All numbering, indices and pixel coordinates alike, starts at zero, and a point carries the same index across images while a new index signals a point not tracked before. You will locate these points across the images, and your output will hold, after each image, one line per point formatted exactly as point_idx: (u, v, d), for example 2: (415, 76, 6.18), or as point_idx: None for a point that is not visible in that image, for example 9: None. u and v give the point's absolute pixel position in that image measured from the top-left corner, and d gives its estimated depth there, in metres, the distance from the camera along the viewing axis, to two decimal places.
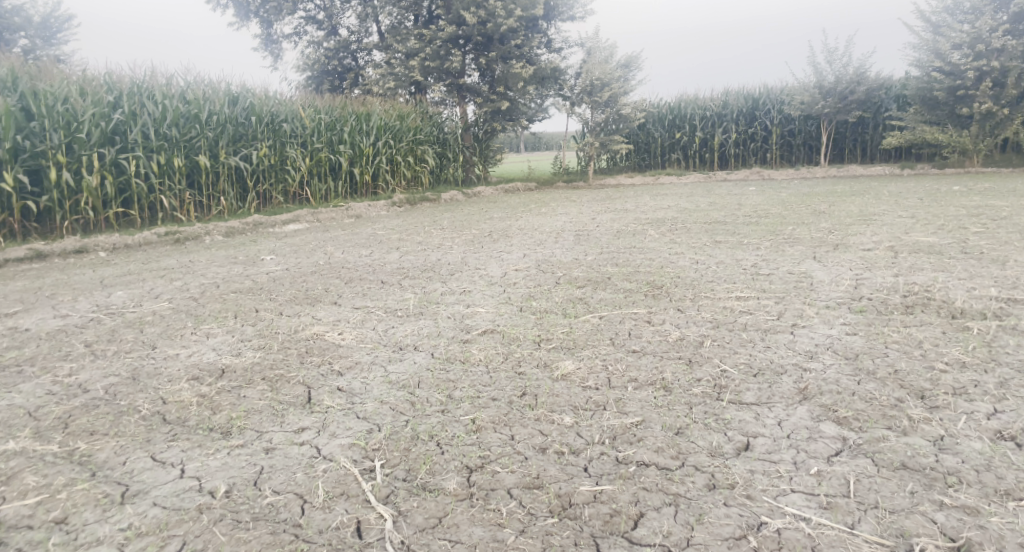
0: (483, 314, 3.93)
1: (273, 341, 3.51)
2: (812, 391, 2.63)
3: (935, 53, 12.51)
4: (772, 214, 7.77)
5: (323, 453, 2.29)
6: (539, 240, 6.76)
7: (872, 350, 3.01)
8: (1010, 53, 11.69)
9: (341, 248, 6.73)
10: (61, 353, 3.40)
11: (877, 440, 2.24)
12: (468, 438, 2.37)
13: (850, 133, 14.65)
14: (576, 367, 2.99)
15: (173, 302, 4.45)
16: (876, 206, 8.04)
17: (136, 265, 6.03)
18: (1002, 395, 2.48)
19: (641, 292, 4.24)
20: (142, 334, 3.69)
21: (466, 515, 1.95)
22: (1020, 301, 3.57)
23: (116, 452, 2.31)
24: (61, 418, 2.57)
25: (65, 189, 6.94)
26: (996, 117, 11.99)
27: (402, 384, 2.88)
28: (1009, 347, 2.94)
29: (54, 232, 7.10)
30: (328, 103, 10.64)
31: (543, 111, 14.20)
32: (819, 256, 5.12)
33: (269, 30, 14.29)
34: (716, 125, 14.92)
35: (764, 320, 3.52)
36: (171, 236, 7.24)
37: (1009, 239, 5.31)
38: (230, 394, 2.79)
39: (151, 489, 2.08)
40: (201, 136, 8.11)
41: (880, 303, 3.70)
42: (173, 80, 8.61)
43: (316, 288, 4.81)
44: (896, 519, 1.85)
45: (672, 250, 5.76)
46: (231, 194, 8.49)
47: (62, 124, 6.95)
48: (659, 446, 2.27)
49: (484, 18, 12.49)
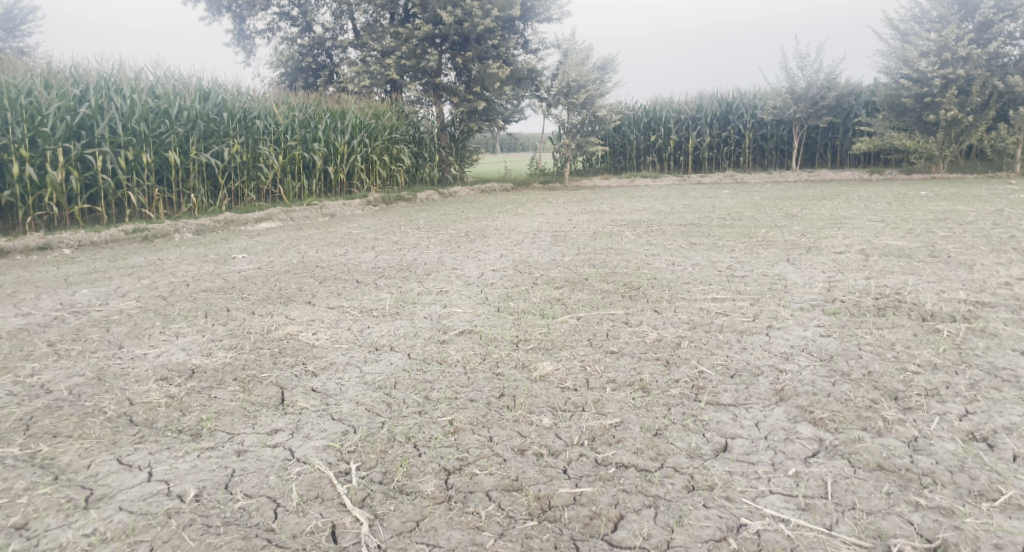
0: (461, 314, 3.90)
1: (245, 340, 3.43)
2: (788, 392, 2.64)
3: (903, 61, 12.79)
4: (745, 217, 7.89)
5: (296, 456, 2.24)
6: (516, 240, 6.76)
7: (847, 352, 3.05)
8: (975, 61, 11.98)
9: (315, 246, 6.62)
10: (23, 353, 3.27)
11: (853, 441, 2.26)
12: (446, 440, 2.33)
13: (821, 139, 14.94)
14: (554, 368, 2.97)
15: (141, 301, 4.33)
16: (846, 209, 8.19)
17: (102, 262, 5.85)
18: (973, 397, 2.53)
19: (618, 293, 4.25)
20: (109, 334, 3.58)
21: (444, 518, 1.91)
22: (988, 304, 3.66)
23: (80, 455, 2.22)
24: (22, 420, 2.47)
25: (28, 184, 6.71)
26: (962, 124, 12.33)
27: (378, 385, 2.83)
28: (978, 349, 3.00)
29: (16, 228, 6.86)
30: (302, 99, 10.51)
31: (520, 112, 14.22)
32: (792, 258, 5.19)
33: (241, 25, 14.07)
34: (690, 128, 15.08)
35: (740, 321, 3.55)
36: (139, 233, 7.06)
37: (975, 243, 5.44)
38: (201, 395, 2.71)
39: (117, 492, 2.01)
40: (172, 132, 7.93)
41: (853, 305, 3.75)
42: (143, 75, 8.44)
43: (290, 287, 4.73)
44: (874, 521, 1.87)
45: (648, 251, 5.79)
46: (202, 191, 8.30)
47: (26, 117, 6.76)
48: (638, 447, 2.27)
49: (461, 17, 12.39)
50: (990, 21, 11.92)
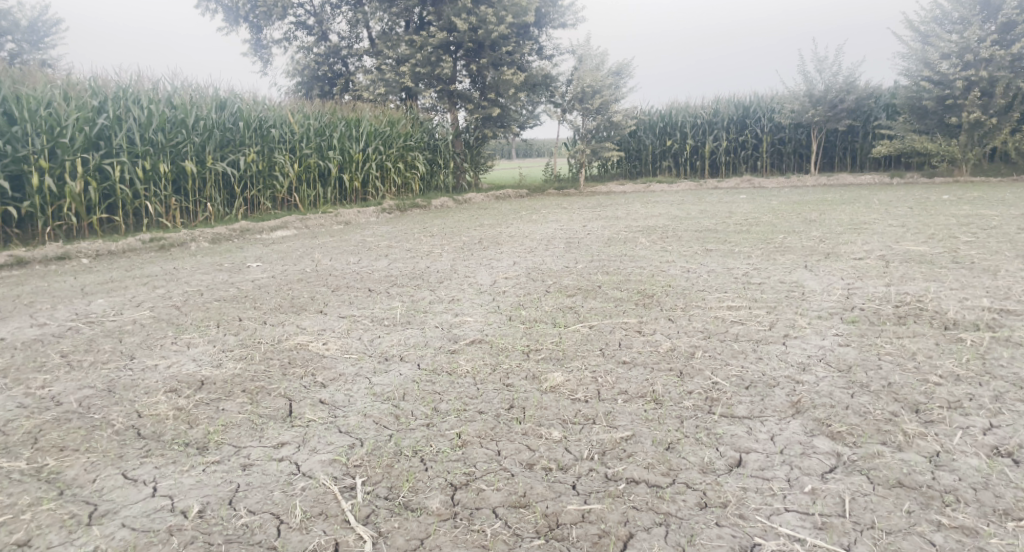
0: (472, 323, 3.87)
1: (255, 351, 3.42)
2: (805, 404, 2.57)
3: (923, 63, 12.60)
4: (762, 222, 7.81)
5: (302, 470, 2.22)
6: (529, 247, 6.72)
7: (866, 362, 2.97)
8: (998, 63, 11.77)
9: (329, 254, 6.65)
10: (36, 364, 3.29)
11: (872, 456, 2.18)
12: (453, 453, 2.30)
13: (840, 142, 14.77)
14: (565, 379, 2.92)
15: (155, 311, 4.35)
16: (866, 214, 8.04)
17: (119, 271, 5.93)
18: (998, 410, 2.44)
19: (631, 301, 4.20)
20: (122, 344, 3.60)
21: (448, 536, 1.88)
22: (1013, 312, 3.55)
23: (86, 469, 2.22)
24: (30, 433, 2.48)
25: (47, 194, 6.79)
26: (985, 126, 12.11)
27: (386, 397, 2.80)
28: (1003, 359, 2.90)
29: (36, 239, 6.94)
30: (317, 108, 10.58)
31: (535, 119, 14.21)
32: (810, 264, 5.09)
33: (258, 35, 14.24)
34: (707, 133, 14.90)
35: (755, 330, 3.48)
36: (156, 242, 7.12)
37: (999, 249, 5.32)
38: (209, 407, 2.70)
39: (121, 508, 2.00)
40: (188, 141, 7.99)
41: (872, 313, 3.66)
42: (160, 85, 8.55)
43: (303, 296, 4.72)
44: (893, 541, 1.79)
45: (663, 258, 5.72)
46: (218, 200, 8.38)
47: (45, 129, 6.82)
48: (649, 462, 2.21)
49: (475, 24, 12.41)
50: (1014, 22, 11.76)
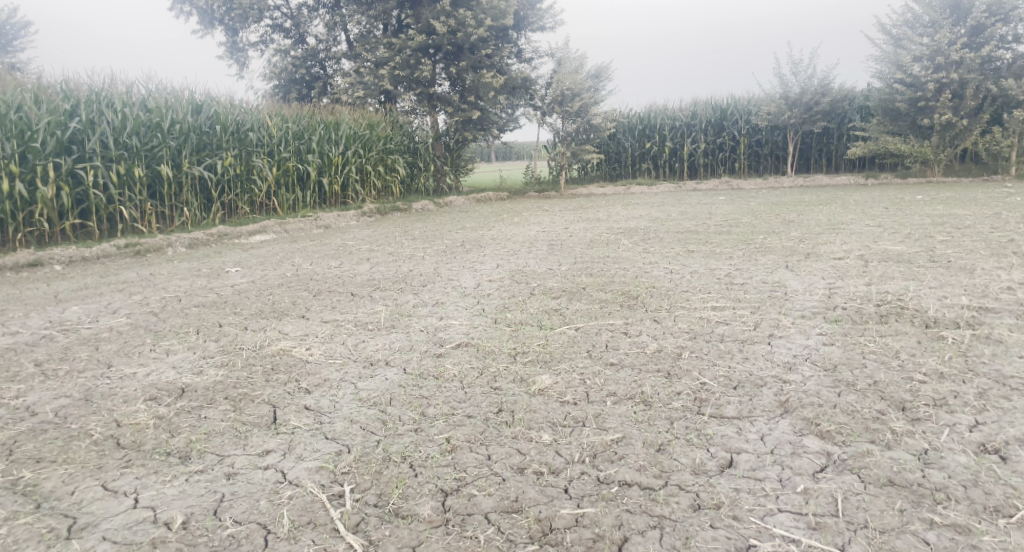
0: (457, 326, 3.83)
1: (237, 357, 3.35)
2: (793, 404, 2.58)
3: (896, 66, 12.85)
4: (742, 222, 7.90)
5: (288, 478, 2.17)
6: (511, 250, 6.70)
7: (851, 361, 2.99)
8: (969, 65, 12.00)
9: (310, 258, 6.57)
10: (9, 373, 3.19)
11: (862, 455, 2.20)
12: (443, 458, 2.27)
13: (816, 143, 14.99)
14: (553, 382, 2.89)
15: (131, 318, 4.24)
16: (843, 215, 8.15)
17: (94, 278, 5.78)
18: (982, 407, 2.48)
19: (616, 303, 4.20)
20: (98, 352, 3.50)
21: (442, 543, 1.85)
22: (992, 310, 3.60)
23: (64, 481, 2.15)
24: (4, 444, 2.40)
25: (18, 200, 6.62)
26: (956, 127, 12.37)
27: (373, 401, 2.76)
28: (984, 356, 2.95)
29: (5, 244, 6.75)
30: (294, 110, 10.46)
31: (515, 122, 14.22)
32: (791, 264, 5.14)
33: (234, 37, 14.05)
34: (685, 135, 15.03)
35: (741, 330, 3.50)
36: (132, 248, 6.96)
37: (974, 247, 5.42)
38: (190, 415, 2.64)
39: (101, 521, 1.94)
40: (164, 145, 7.85)
41: (855, 312, 3.70)
42: (134, 88, 8.38)
43: (284, 301, 4.64)
44: (887, 540, 1.80)
45: (646, 259, 5.74)
46: (195, 205, 8.22)
47: (15, 133, 6.67)
48: (640, 464, 2.20)
49: (454, 26, 12.33)
50: (982, 26, 11.99)
